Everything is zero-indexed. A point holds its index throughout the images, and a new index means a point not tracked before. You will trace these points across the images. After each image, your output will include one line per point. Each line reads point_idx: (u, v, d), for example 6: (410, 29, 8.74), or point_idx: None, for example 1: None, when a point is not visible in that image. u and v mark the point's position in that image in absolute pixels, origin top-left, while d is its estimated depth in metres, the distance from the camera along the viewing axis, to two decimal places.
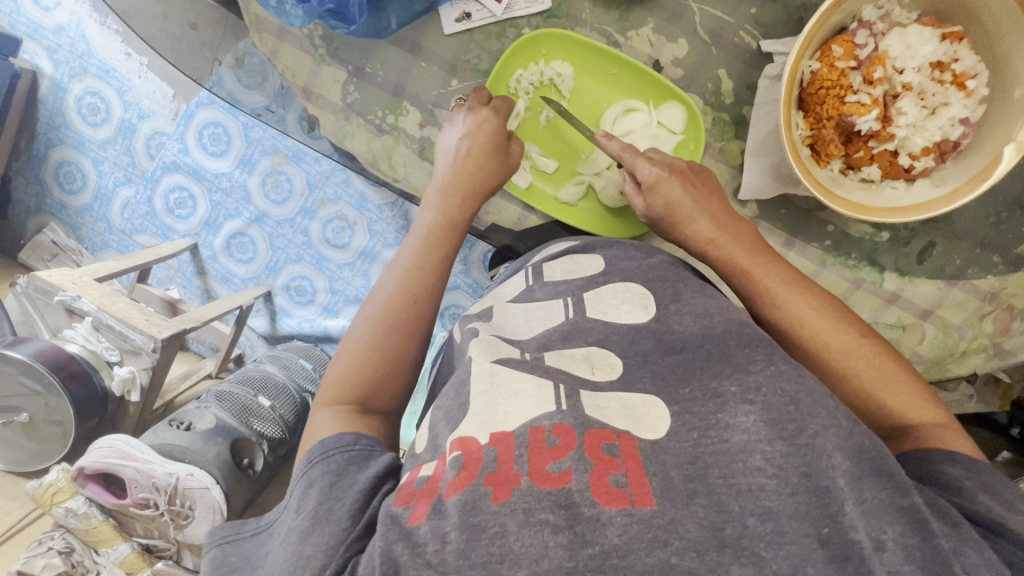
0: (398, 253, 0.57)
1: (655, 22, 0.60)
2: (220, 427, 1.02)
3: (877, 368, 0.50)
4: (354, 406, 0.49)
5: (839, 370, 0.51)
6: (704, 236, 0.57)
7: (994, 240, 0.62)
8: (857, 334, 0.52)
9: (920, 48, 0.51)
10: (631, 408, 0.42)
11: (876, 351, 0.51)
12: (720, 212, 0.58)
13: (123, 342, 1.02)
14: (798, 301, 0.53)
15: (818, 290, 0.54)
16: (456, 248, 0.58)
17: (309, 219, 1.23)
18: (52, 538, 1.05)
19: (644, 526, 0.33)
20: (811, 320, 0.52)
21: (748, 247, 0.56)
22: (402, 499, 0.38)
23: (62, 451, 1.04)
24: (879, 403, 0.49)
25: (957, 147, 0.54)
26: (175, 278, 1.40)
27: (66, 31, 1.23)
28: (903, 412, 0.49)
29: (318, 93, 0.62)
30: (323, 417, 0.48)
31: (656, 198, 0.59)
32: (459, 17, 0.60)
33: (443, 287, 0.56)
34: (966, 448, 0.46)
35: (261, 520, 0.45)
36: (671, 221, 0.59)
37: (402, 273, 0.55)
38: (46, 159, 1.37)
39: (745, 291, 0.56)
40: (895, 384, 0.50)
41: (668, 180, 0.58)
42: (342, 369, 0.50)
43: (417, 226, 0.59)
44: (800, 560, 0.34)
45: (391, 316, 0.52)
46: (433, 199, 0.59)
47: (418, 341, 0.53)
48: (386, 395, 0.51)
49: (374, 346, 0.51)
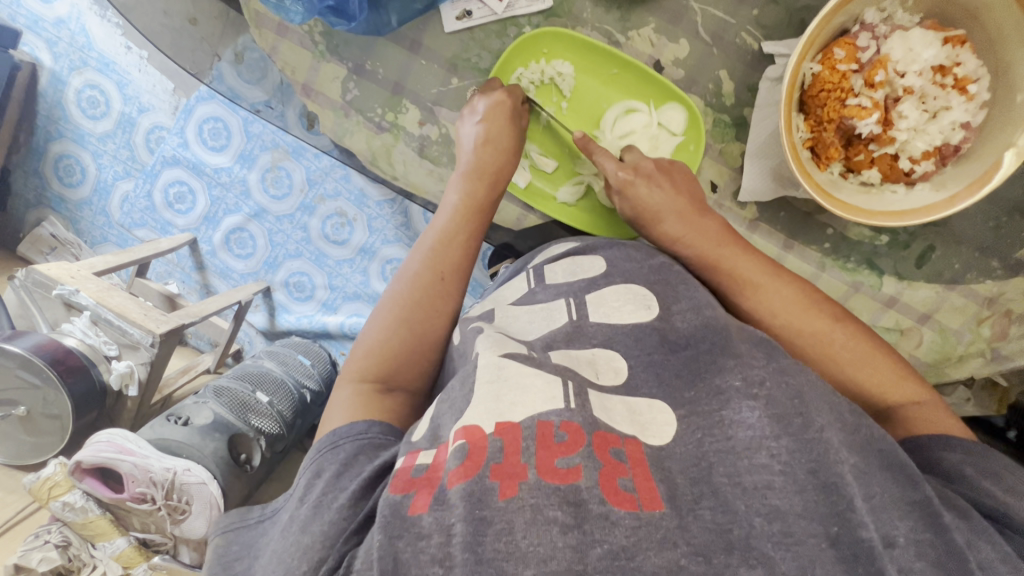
0: (424, 232, 0.59)
1: (656, 22, 0.60)
2: (218, 422, 1.03)
3: (857, 351, 0.51)
4: (376, 384, 0.50)
5: (821, 355, 0.51)
6: (673, 235, 0.58)
7: (993, 245, 0.62)
8: (835, 318, 0.52)
9: (922, 52, 0.51)
10: (636, 414, 0.42)
11: (852, 333, 0.51)
12: (687, 208, 0.57)
13: (121, 336, 1.02)
14: (772, 297, 0.53)
15: (793, 283, 0.54)
16: (480, 232, 0.60)
17: (309, 214, 1.23)
18: (49, 531, 1.05)
19: (651, 528, 0.34)
20: (781, 311, 0.53)
21: (716, 244, 0.56)
22: (399, 487, 0.37)
23: (60, 444, 1.04)
24: (862, 387, 0.50)
25: (957, 151, 0.54)
26: (173, 272, 1.40)
27: (65, 23, 1.22)
28: (884, 394, 0.50)
29: (317, 90, 0.62)
30: (345, 394, 0.49)
31: (625, 201, 0.59)
32: (459, 16, 0.60)
33: (468, 271, 0.58)
34: (947, 424, 0.47)
35: (266, 509, 0.45)
36: (644, 221, 0.59)
37: (427, 253, 0.57)
38: (45, 151, 1.37)
39: (718, 285, 0.56)
40: (874, 366, 0.50)
41: (633, 184, 0.59)
42: (369, 346, 0.52)
43: (442, 208, 0.60)
44: (809, 561, 0.34)
45: (419, 294, 0.54)
46: (456, 180, 0.60)
47: (442, 322, 0.54)
48: (409, 374, 0.52)
49: (401, 323, 0.53)
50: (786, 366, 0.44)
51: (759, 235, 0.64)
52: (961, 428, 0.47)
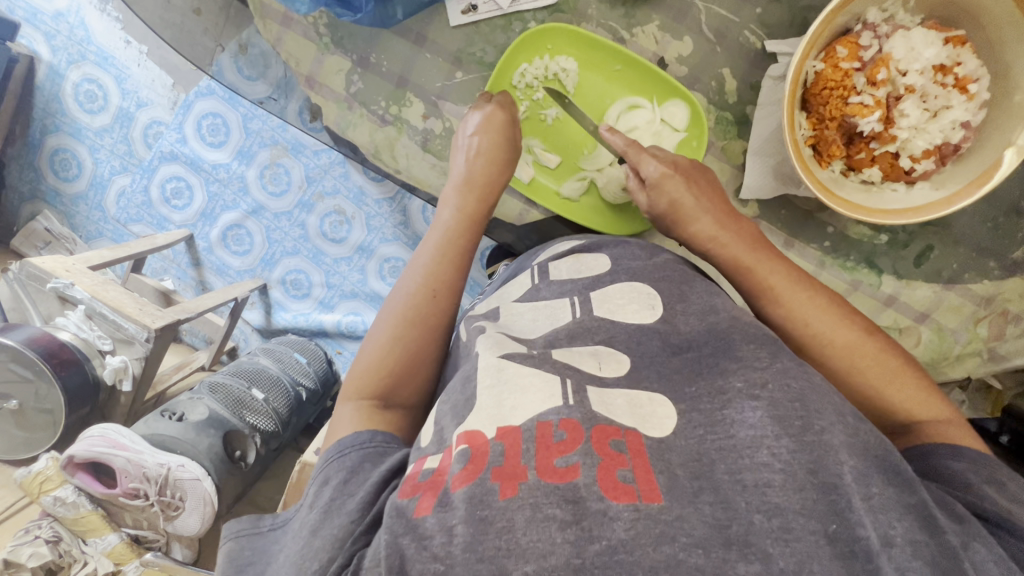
0: (418, 250, 0.59)
1: (660, 20, 0.61)
2: (213, 419, 1.01)
3: (886, 367, 0.50)
4: (375, 402, 0.50)
5: (848, 369, 0.51)
6: (706, 234, 0.58)
7: (991, 245, 0.62)
8: (863, 330, 0.52)
9: (924, 51, 0.52)
10: (637, 406, 0.42)
11: (881, 348, 0.51)
12: (722, 213, 0.58)
13: (116, 331, 1.01)
14: (800, 301, 0.53)
15: (819, 289, 0.54)
16: (474, 246, 0.60)
17: (307, 212, 1.23)
18: (40, 527, 1.04)
19: (650, 521, 0.33)
20: (814, 319, 0.52)
21: (750, 246, 0.56)
22: (407, 491, 0.37)
23: (53, 438, 1.03)
24: (889, 402, 0.50)
25: (957, 150, 0.54)
26: (169, 269, 1.39)
27: (64, 16, 1.22)
28: (909, 411, 0.49)
29: (321, 82, 0.61)
30: (346, 412, 0.49)
31: (659, 196, 0.59)
32: (465, 10, 0.60)
33: (461, 281, 0.58)
34: (973, 447, 0.47)
35: (277, 518, 0.45)
36: (675, 217, 0.59)
37: (421, 270, 0.57)
38: (41, 145, 1.36)
39: (748, 289, 0.56)
40: (902, 382, 0.50)
41: (672, 178, 0.59)
42: (365, 365, 0.52)
43: (436, 224, 0.60)
44: (806, 557, 0.33)
45: (411, 312, 0.54)
46: (449, 196, 0.60)
47: (438, 335, 0.54)
48: (407, 390, 0.52)
49: (395, 340, 0.52)
50: (788, 365, 0.43)
51: (760, 232, 0.64)
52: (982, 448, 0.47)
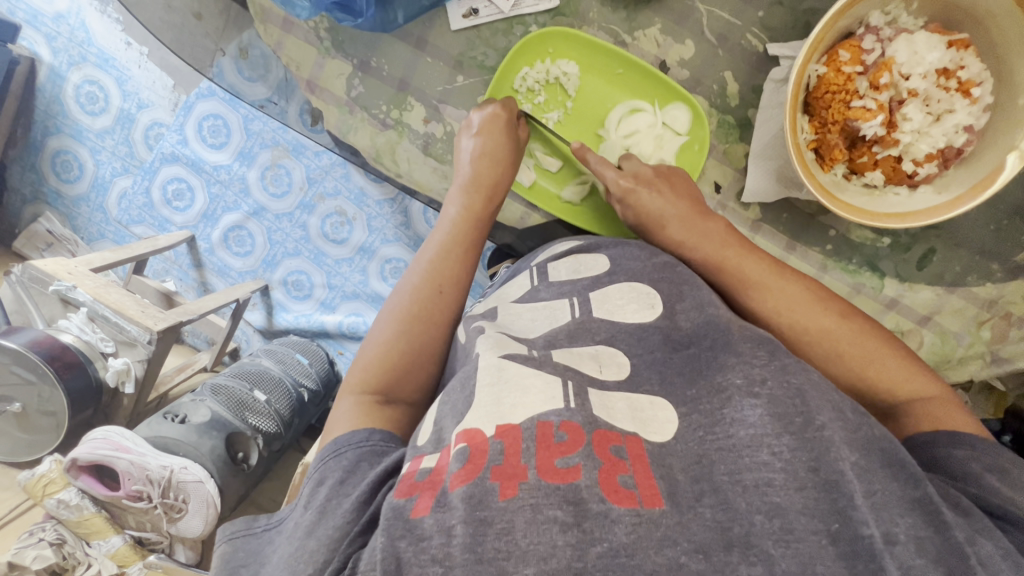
0: (423, 247, 0.59)
1: (662, 23, 0.60)
2: (215, 420, 1.02)
3: (865, 350, 0.51)
4: (376, 396, 0.50)
5: (832, 355, 0.52)
6: (678, 239, 0.59)
7: (993, 248, 0.62)
8: (839, 315, 0.52)
9: (927, 55, 0.51)
10: (638, 410, 0.42)
11: (859, 330, 0.52)
12: (690, 212, 0.58)
13: (118, 333, 1.01)
14: (772, 294, 0.54)
15: (793, 281, 0.54)
16: (478, 247, 0.60)
17: (308, 213, 1.23)
18: (43, 529, 1.06)
19: (651, 525, 0.34)
20: (787, 309, 0.53)
21: (720, 244, 0.56)
22: (404, 491, 0.37)
23: (56, 441, 1.04)
24: (875, 385, 0.50)
25: (960, 154, 0.54)
26: (171, 270, 1.39)
27: (65, 18, 1.21)
28: (896, 392, 0.50)
29: (321, 86, 0.61)
30: (345, 405, 0.49)
31: (628, 208, 0.61)
32: (466, 14, 0.60)
33: (466, 281, 0.58)
34: (963, 424, 0.47)
35: (272, 518, 0.45)
36: (648, 227, 0.61)
37: (425, 268, 0.57)
38: (43, 147, 1.36)
39: (727, 288, 0.56)
40: (883, 362, 0.51)
41: (636, 192, 0.60)
42: (368, 359, 0.52)
43: (442, 221, 0.61)
44: (809, 559, 0.33)
45: (416, 308, 0.54)
46: (454, 194, 0.60)
47: (441, 334, 0.55)
48: (409, 387, 0.52)
49: (399, 335, 0.53)
50: (788, 366, 0.43)
51: (762, 235, 0.64)
52: (972, 425, 0.47)
